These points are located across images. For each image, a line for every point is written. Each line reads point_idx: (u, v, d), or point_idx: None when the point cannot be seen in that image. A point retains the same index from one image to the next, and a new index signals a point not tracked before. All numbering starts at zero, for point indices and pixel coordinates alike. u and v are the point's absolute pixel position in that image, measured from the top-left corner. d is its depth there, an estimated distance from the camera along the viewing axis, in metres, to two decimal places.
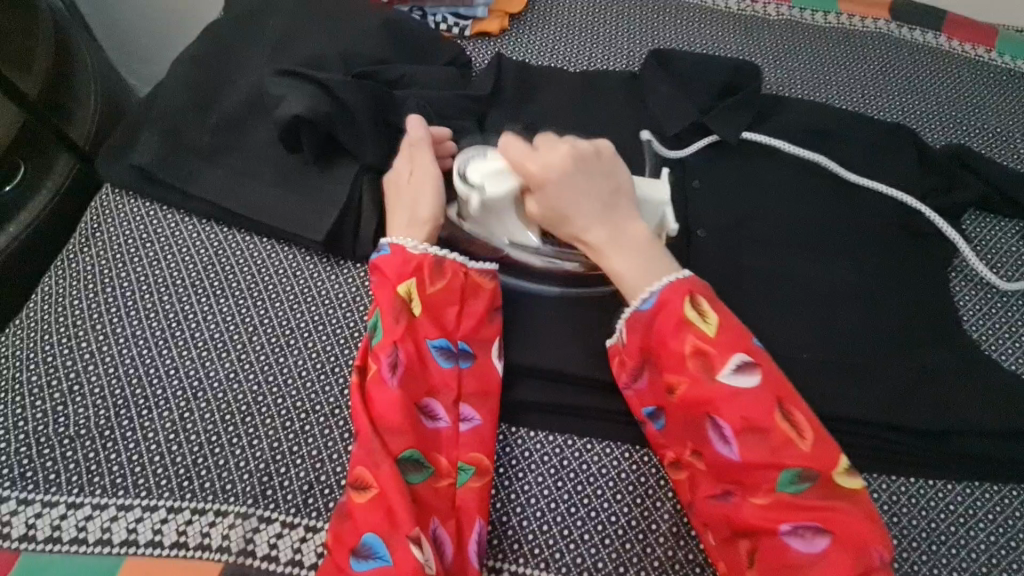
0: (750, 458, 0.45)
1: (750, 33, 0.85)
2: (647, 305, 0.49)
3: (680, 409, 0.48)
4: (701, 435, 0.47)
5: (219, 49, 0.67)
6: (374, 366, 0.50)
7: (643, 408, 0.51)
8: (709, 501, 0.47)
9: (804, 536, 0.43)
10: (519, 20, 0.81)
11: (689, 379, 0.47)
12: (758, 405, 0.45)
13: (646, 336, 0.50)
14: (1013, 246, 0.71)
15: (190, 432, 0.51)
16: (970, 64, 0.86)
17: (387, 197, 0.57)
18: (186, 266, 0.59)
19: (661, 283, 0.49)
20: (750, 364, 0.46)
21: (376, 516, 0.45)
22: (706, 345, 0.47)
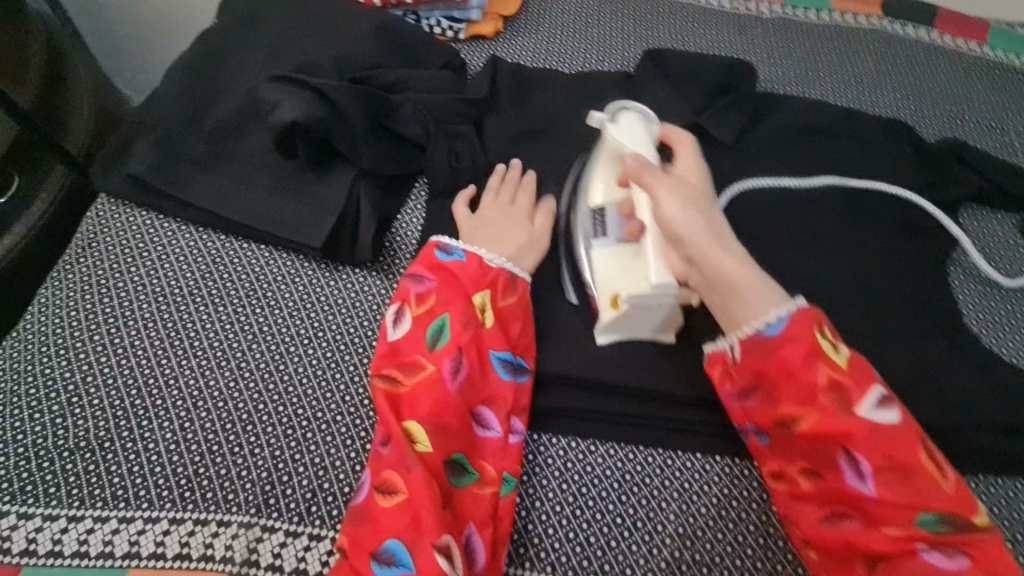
0: (888, 496, 0.42)
1: (744, 32, 0.86)
2: (771, 331, 0.46)
3: (805, 439, 0.45)
4: (830, 461, 0.44)
5: (213, 56, 0.67)
6: (433, 367, 0.51)
7: (749, 423, 0.48)
8: (822, 523, 0.45)
9: (945, 553, 0.42)
10: (513, 23, 0.81)
11: (820, 412, 0.44)
12: (900, 441, 0.43)
13: (762, 363, 0.47)
14: (1011, 239, 0.71)
15: (191, 442, 0.51)
16: (963, 59, 0.86)
17: (489, 216, 0.60)
18: (184, 275, 0.59)
19: (789, 311, 0.46)
20: (888, 398, 0.45)
21: (404, 520, 0.44)
22: (841, 376, 0.44)
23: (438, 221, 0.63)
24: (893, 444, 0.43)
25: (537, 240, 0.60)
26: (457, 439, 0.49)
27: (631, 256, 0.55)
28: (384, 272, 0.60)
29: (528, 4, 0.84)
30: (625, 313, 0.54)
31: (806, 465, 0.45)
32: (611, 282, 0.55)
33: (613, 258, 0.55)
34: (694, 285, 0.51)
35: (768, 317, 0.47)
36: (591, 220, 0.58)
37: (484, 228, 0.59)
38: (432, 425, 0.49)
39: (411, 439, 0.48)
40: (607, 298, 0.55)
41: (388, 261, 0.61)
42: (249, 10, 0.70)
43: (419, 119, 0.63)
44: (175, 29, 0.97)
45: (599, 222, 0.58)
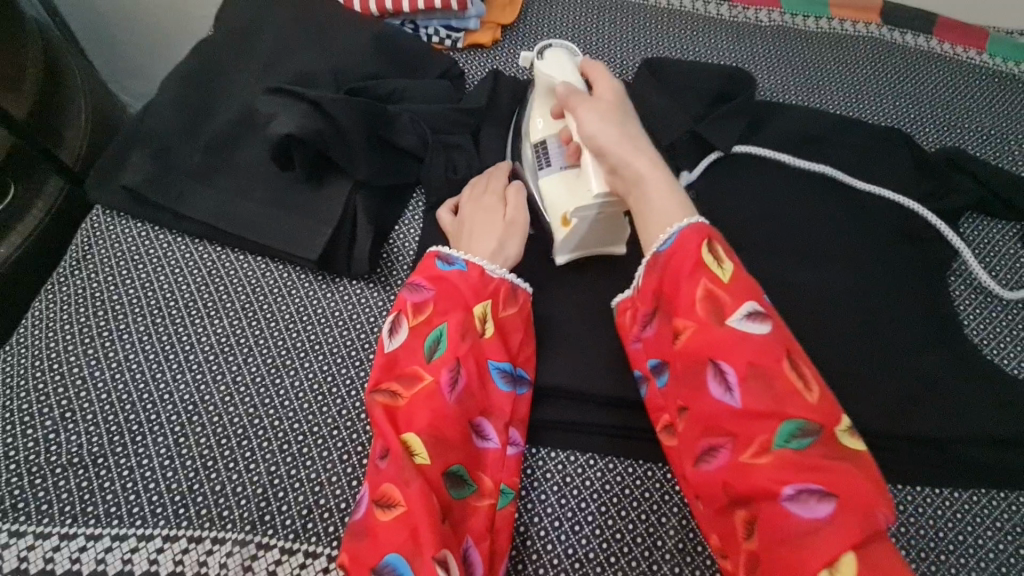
0: (754, 408, 0.42)
1: (742, 40, 0.85)
2: (664, 248, 0.48)
3: (680, 357, 0.46)
4: (700, 384, 0.45)
5: (209, 67, 0.66)
6: (431, 378, 0.50)
7: (649, 361, 0.50)
8: (699, 467, 0.44)
9: (804, 501, 0.40)
10: (511, 31, 0.81)
11: (696, 324, 0.45)
12: (764, 351, 0.43)
13: (659, 280, 0.49)
14: (1011, 248, 0.70)
15: (186, 457, 0.50)
16: (963, 67, 0.86)
17: (464, 211, 0.60)
18: (179, 287, 0.59)
19: (684, 225, 0.48)
20: (762, 313, 0.45)
21: (402, 535, 0.44)
22: (718, 290, 0.45)
23: (435, 232, 0.62)
24: (756, 353, 0.43)
25: (514, 233, 0.58)
26: (456, 450, 0.49)
27: (573, 176, 0.59)
28: (381, 283, 0.60)
29: (526, 13, 0.84)
30: (574, 229, 0.57)
31: (681, 401, 0.46)
32: (560, 203, 0.58)
33: (556, 183, 0.59)
34: (620, 190, 0.55)
35: (667, 231, 0.49)
36: (534, 151, 0.62)
37: (460, 230, 0.59)
38: (431, 437, 0.48)
39: (409, 451, 0.47)
40: (559, 219, 0.58)
41: (385, 273, 0.61)
42: (245, 20, 0.70)
43: (416, 129, 0.63)
44: (173, 37, 0.97)
45: (541, 153, 0.62)
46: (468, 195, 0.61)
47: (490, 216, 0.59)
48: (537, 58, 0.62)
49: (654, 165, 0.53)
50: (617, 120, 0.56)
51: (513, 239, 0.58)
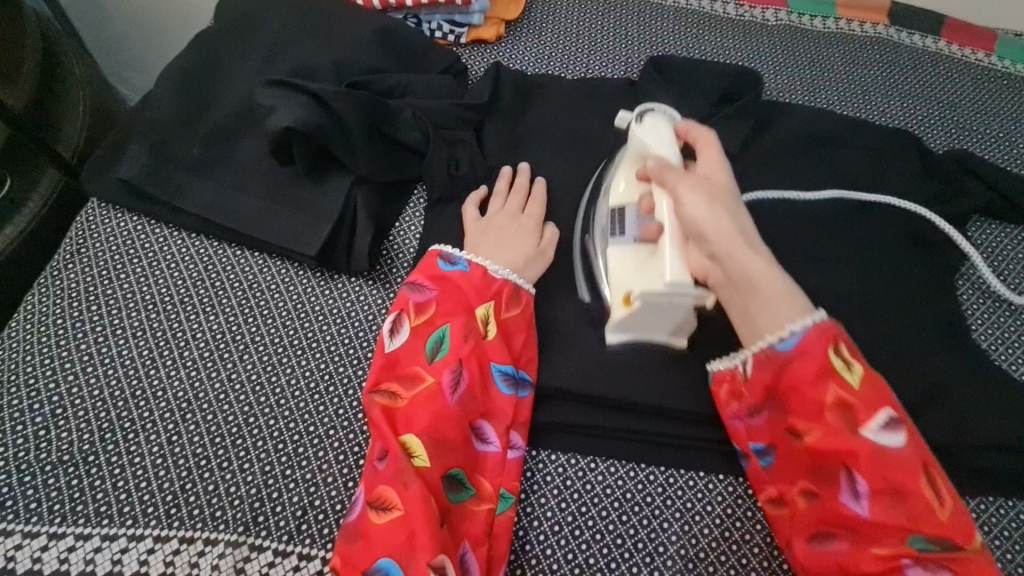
0: (882, 519, 0.41)
1: (749, 39, 0.84)
2: (782, 348, 0.45)
3: (804, 454, 0.45)
4: (829, 483, 0.43)
5: (209, 58, 0.65)
6: (433, 379, 0.49)
7: (754, 443, 0.48)
8: (809, 547, 0.45)
9: (925, 567, 0.41)
10: (515, 27, 0.80)
11: (824, 428, 0.43)
12: (903, 466, 0.41)
13: (772, 378, 0.46)
14: (1020, 252, 0.69)
15: (178, 456, 0.49)
16: (972, 69, 0.85)
17: (494, 225, 0.59)
18: (175, 283, 0.57)
19: (807, 324, 0.45)
20: (897, 421, 0.43)
21: (398, 537, 0.43)
22: (848, 396, 0.43)
23: (436, 230, 0.61)
24: (893, 467, 0.41)
25: (542, 256, 0.58)
26: (456, 452, 0.48)
27: (645, 256, 0.54)
28: (381, 281, 0.59)
29: (531, 9, 0.83)
30: (636, 313, 0.52)
31: (804, 485, 0.45)
32: (623, 283, 0.54)
33: (624, 258, 0.55)
34: (715, 285, 0.50)
35: (787, 330, 0.45)
36: (609, 219, 0.58)
37: (487, 236, 0.58)
38: (431, 438, 0.47)
39: (408, 452, 0.47)
40: (620, 297, 0.54)
41: (385, 270, 0.60)
42: (247, 12, 0.69)
43: (418, 125, 0.62)
44: (174, 31, 0.96)
45: (615, 220, 0.58)
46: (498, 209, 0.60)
47: (523, 232, 0.58)
48: (634, 120, 0.58)
49: (763, 258, 0.48)
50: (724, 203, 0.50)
51: (534, 262, 0.57)
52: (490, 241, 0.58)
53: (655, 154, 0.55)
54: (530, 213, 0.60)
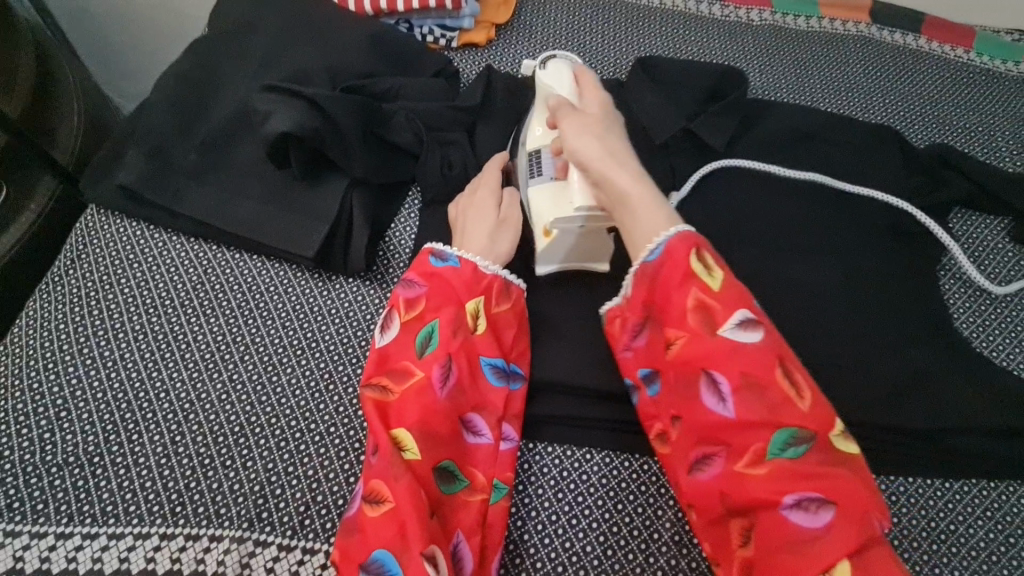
0: (745, 418, 0.43)
1: (735, 39, 0.86)
2: (651, 259, 0.47)
3: (673, 366, 0.46)
4: (694, 393, 0.45)
5: (204, 64, 0.66)
6: (422, 374, 0.50)
7: (640, 370, 0.51)
8: (693, 473, 0.46)
9: (806, 510, 0.40)
10: (506, 30, 0.82)
11: (689, 335, 0.45)
12: (756, 362, 0.43)
13: (648, 291, 0.48)
14: (999, 243, 0.71)
15: (183, 456, 0.50)
16: (951, 65, 0.87)
17: (461, 207, 0.61)
18: (175, 286, 0.58)
19: (674, 232, 0.47)
20: (754, 321, 0.44)
21: (391, 530, 0.43)
22: (707, 298, 0.45)
23: (431, 231, 0.63)
24: (750, 364, 0.43)
25: (507, 229, 0.58)
26: (447, 445, 0.49)
27: (559, 186, 0.57)
28: (378, 281, 0.60)
29: (521, 12, 0.84)
30: (556, 239, 0.56)
31: (675, 412, 0.47)
32: (540, 215, 0.57)
33: (542, 191, 0.57)
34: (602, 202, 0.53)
35: (655, 239, 0.47)
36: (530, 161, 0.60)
37: (456, 232, 0.59)
38: (421, 432, 0.48)
39: (399, 447, 0.47)
40: (540, 229, 0.57)
41: (382, 270, 0.61)
42: (241, 18, 0.70)
43: (411, 126, 0.64)
44: (168, 36, 0.96)
45: (534, 163, 0.60)
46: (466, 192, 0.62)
47: (484, 215, 0.59)
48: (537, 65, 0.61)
49: (631, 177, 0.50)
50: (599, 131, 0.52)
51: (502, 232, 0.58)
52: (457, 234, 0.59)
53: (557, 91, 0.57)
54: (490, 194, 0.60)
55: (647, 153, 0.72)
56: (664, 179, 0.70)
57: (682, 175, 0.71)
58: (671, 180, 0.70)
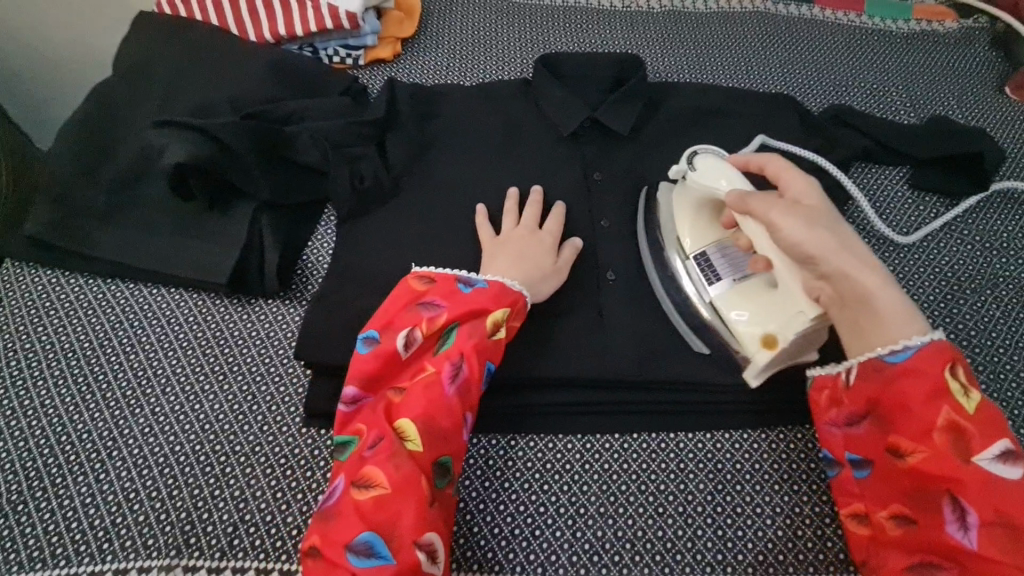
0: (988, 552, 0.40)
1: (636, 27, 0.89)
2: (894, 360, 0.46)
3: (906, 476, 0.45)
4: (931, 507, 0.43)
5: (109, 109, 0.68)
6: (434, 370, 0.51)
7: (850, 453, 0.49)
8: (909, 574, 0.44)
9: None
10: (411, 44, 0.84)
11: (930, 450, 0.43)
12: (1018, 501, 0.41)
13: (879, 391, 0.46)
14: (899, 192, 0.74)
15: (108, 492, 0.52)
16: (845, 30, 0.91)
17: (511, 242, 0.61)
18: (92, 328, 0.59)
19: (923, 341, 0.45)
20: (1015, 456, 0.42)
21: (383, 512, 0.45)
22: (960, 417, 0.43)
23: (345, 244, 0.64)
24: (1006, 500, 0.41)
25: (552, 278, 0.60)
26: (450, 441, 0.49)
27: (764, 290, 0.55)
28: (297, 299, 0.62)
29: (426, 25, 0.86)
30: (782, 352, 0.53)
31: (897, 508, 0.45)
32: (760, 322, 0.54)
33: (742, 297, 0.56)
34: (822, 301, 0.50)
35: (902, 342, 0.46)
36: (695, 266, 0.59)
37: (502, 252, 0.60)
38: (425, 425, 0.48)
39: (401, 436, 0.48)
40: (758, 339, 0.54)
41: (299, 288, 0.62)
42: (142, 60, 0.71)
43: (317, 146, 0.64)
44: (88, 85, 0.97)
45: (705, 265, 0.59)
46: (520, 227, 0.63)
47: (539, 250, 0.61)
48: (686, 169, 0.61)
49: (883, 291, 0.47)
50: (831, 224, 0.49)
51: (547, 277, 0.60)
52: (505, 256, 0.60)
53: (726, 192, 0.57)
54: (546, 229, 0.63)
55: (555, 144, 0.72)
56: (575, 165, 0.71)
57: (592, 161, 0.71)
58: (582, 166, 0.71)
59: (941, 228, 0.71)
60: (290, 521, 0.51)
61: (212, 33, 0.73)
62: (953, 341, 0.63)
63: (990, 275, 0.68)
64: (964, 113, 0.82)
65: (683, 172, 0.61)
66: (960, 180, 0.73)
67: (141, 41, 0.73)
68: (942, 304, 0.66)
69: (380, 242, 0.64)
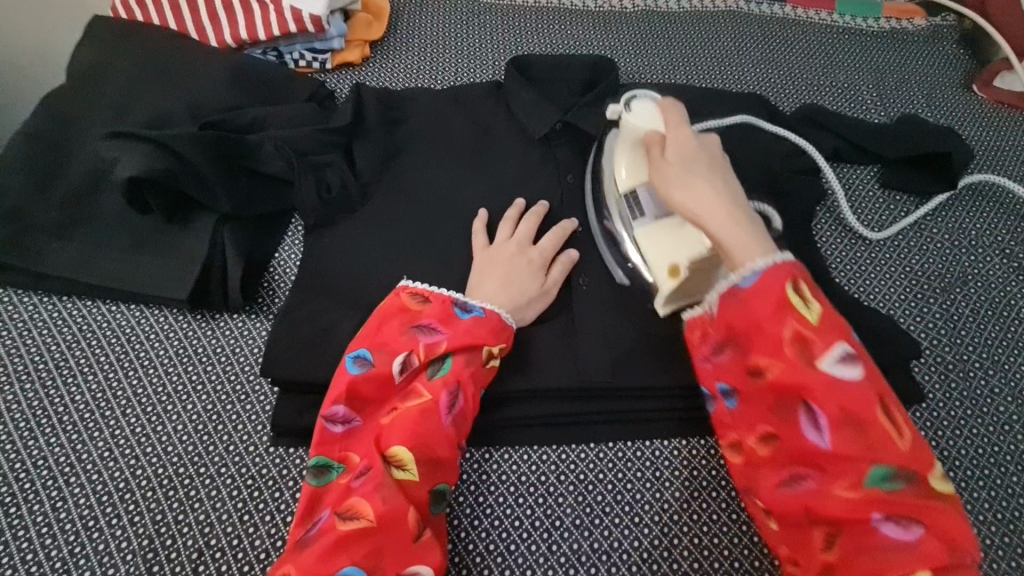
0: (843, 450, 0.42)
1: (609, 27, 0.88)
2: (745, 284, 0.46)
3: (767, 392, 0.45)
4: (789, 420, 0.44)
5: (63, 120, 0.65)
6: (430, 397, 0.50)
7: (719, 383, 0.48)
8: (779, 489, 0.45)
9: (898, 523, 0.41)
10: (380, 47, 0.82)
11: (784, 363, 0.44)
12: (859, 398, 0.43)
13: (736, 315, 0.46)
14: (870, 191, 0.75)
15: (65, 521, 0.50)
16: (816, 29, 0.92)
17: (500, 262, 0.60)
18: (47, 349, 0.57)
19: (767, 263, 0.46)
20: (854, 355, 0.44)
21: (365, 546, 0.44)
22: (805, 329, 0.44)
23: (312, 255, 0.62)
24: (849, 399, 0.43)
25: (540, 302, 0.59)
26: (444, 469, 0.49)
27: (674, 227, 0.56)
28: (263, 313, 0.60)
29: (395, 27, 0.85)
30: (686, 281, 0.54)
31: (766, 428, 0.46)
32: (668, 254, 0.55)
33: (655, 233, 0.56)
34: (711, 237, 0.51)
35: (743, 269, 0.46)
36: (625, 205, 0.59)
37: (490, 273, 0.59)
38: (419, 454, 0.48)
39: (394, 463, 0.47)
40: (666, 269, 0.55)
41: (266, 300, 0.61)
42: (95, 67, 0.69)
43: (281, 154, 0.63)
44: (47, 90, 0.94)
45: (633, 204, 0.59)
46: (512, 242, 0.61)
47: (529, 273, 0.60)
48: (622, 110, 0.59)
49: (733, 225, 0.48)
50: (709, 169, 0.51)
51: (534, 301, 0.59)
52: (492, 279, 0.59)
53: (647, 131, 0.56)
54: (541, 248, 0.61)
55: (527, 148, 0.71)
56: (547, 169, 0.70)
57: (565, 163, 0.70)
58: (555, 169, 0.70)
59: (910, 227, 0.72)
60: (258, 545, 0.49)
61: (170, 39, 0.71)
62: (922, 340, 0.64)
63: (958, 274, 0.68)
64: (932, 112, 0.83)
65: (619, 112, 0.60)
66: (929, 180, 0.74)
67: (94, 47, 0.70)
68: (913, 304, 0.66)
69: (349, 252, 0.63)
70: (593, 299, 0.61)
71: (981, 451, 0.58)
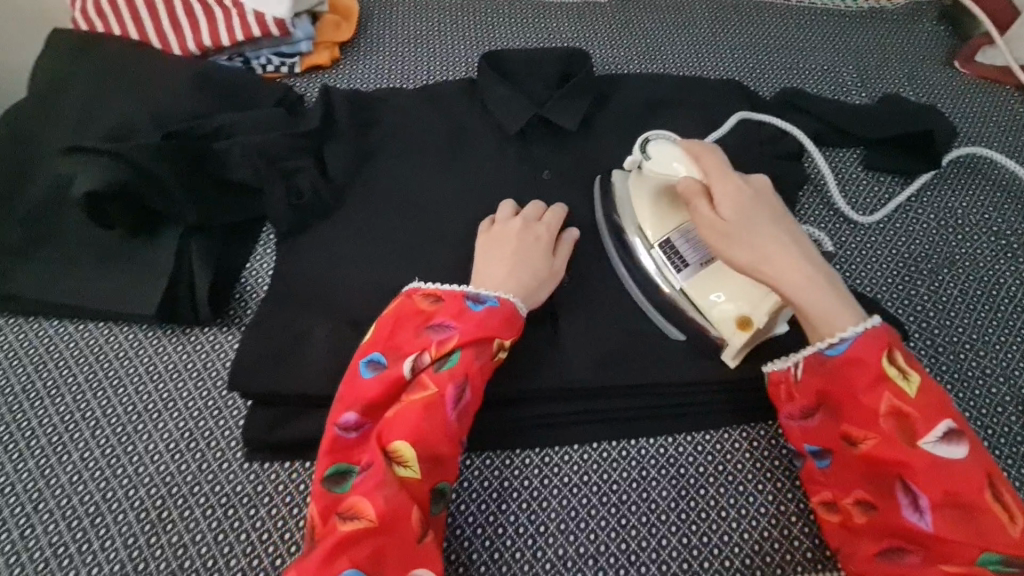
0: (945, 534, 0.41)
1: (584, 19, 0.87)
2: (832, 354, 0.46)
3: (862, 463, 0.45)
4: (886, 493, 0.44)
5: (23, 137, 0.64)
6: (436, 390, 0.48)
7: (809, 445, 0.49)
8: (880, 559, 0.44)
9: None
10: (350, 48, 0.81)
11: (880, 437, 0.44)
12: (967, 479, 0.41)
13: (826, 384, 0.46)
14: (854, 174, 0.73)
15: (34, 549, 0.48)
16: (794, 11, 0.90)
17: (506, 246, 0.58)
18: (13, 373, 0.56)
19: (861, 329, 0.45)
20: (958, 432, 0.43)
21: (364, 546, 0.42)
22: (904, 405, 0.44)
23: (283, 264, 0.60)
24: (953, 480, 0.41)
25: (549, 282, 0.57)
26: (447, 466, 0.47)
27: (729, 275, 0.54)
28: (236, 325, 0.59)
29: (365, 28, 0.83)
30: (758, 332, 0.53)
31: (861, 496, 0.46)
32: (736, 303, 0.53)
33: (713, 282, 0.54)
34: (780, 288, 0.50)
35: (843, 333, 0.46)
36: (662, 253, 0.56)
37: (496, 258, 0.57)
38: (422, 451, 0.46)
39: (396, 461, 0.46)
40: (735, 322, 0.53)
41: (238, 313, 0.59)
42: (55, 81, 0.67)
43: (248, 162, 0.61)
44: None
45: (671, 252, 0.56)
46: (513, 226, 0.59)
47: (537, 251, 0.58)
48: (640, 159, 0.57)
49: (818, 293, 0.46)
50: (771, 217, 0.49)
51: (545, 282, 0.57)
52: (500, 263, 0.56)
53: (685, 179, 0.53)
54: (545, 231, 0.59)
55: (503, 145, 0.70)
56: (523, 166, 0.68)
57: (541, 160, 0.68)
58: (531, 167, 0.68)
59: (896, 209, 0.70)
60: (234, 564, 0.48)
61: (131, 48, 0.69)
62: (911, 325, 0.63)
63: (945, 254, 0.67)
64: (915, 90, 0.81)
65: (640, 162, 0.57)
66: (913, 160, 0.72)
67: (53, 60, 0.68)
68: (901, 288, 0.65)
69: (321, 260, 0.61)
70: (572, 297, 0.60)
71: (973, 435, 0.57)
